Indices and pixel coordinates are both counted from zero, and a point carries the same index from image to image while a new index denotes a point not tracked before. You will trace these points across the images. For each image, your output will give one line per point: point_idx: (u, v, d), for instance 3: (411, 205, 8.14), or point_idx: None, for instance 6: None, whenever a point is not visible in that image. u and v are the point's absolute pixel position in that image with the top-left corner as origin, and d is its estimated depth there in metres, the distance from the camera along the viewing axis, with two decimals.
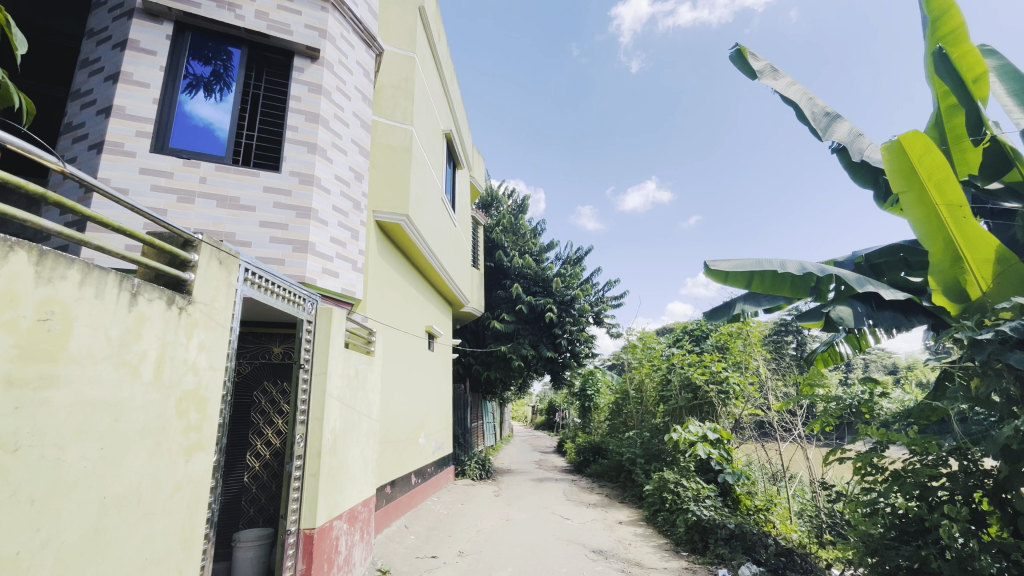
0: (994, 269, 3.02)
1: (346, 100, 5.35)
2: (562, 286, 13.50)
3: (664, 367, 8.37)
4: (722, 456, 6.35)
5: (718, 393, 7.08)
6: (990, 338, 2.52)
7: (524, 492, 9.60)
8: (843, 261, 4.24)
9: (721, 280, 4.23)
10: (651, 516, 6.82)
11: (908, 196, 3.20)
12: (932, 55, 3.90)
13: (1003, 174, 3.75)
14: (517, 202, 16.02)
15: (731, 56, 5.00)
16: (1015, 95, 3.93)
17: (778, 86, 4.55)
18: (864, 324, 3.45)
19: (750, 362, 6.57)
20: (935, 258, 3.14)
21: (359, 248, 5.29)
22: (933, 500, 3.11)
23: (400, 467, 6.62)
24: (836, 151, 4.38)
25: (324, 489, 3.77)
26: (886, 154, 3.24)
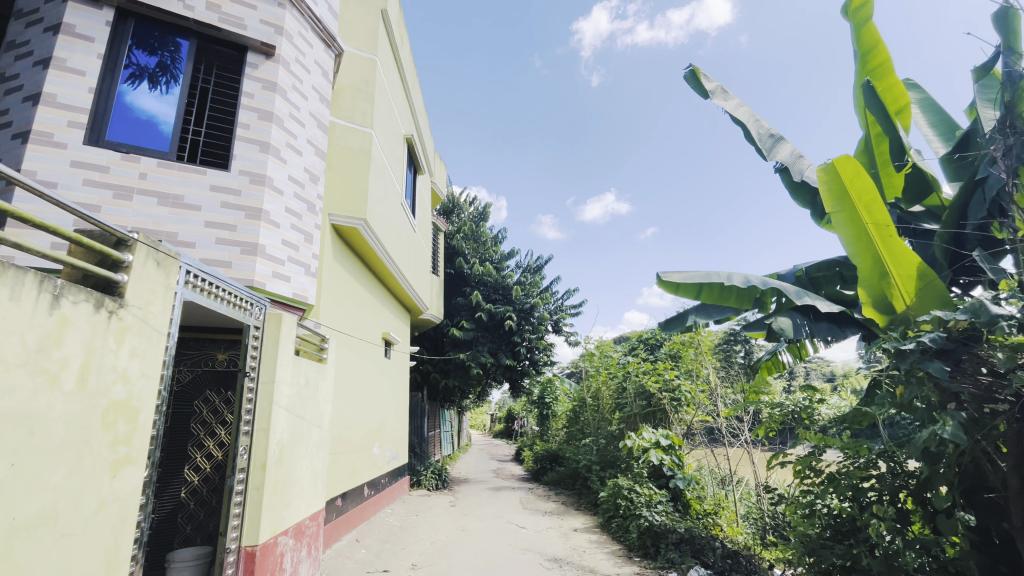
0: (917, 284, 3.23)
1: (302, 99, 5.19)
2: (521, 294, 13.58)
3: (620, 374, 8.54)
4: (673, 462, 6.53)
5: (671, 400, 7.30)
6: (913, 348, 2.60)
7: (481, 501, 9.49)
8: (785, 275, 4.47)
9: (674, 291, 4.41)
10: (605, 523, 6.91)
11: (841, 215, 3.42)
12: (861, 87, 4.20)
13: (922, 197, 4.09)
14: (478, 209, 16.00)
15: (685, 77, 5.21)
16: (935, 126, 4.30)
17: (727, 107, 4.78)
18: (802, 334, 3.65)
19: (700, 370, 6.78)
20: (866, 275, 3.35)
21: (312, 252, 5.12)
22: (864, 500, 3.30)
23: (352, 478, 6.40)
24: (778, 171, 4.63)
25: (268, 503, 3.58)
26: (822, 176, 3.46)
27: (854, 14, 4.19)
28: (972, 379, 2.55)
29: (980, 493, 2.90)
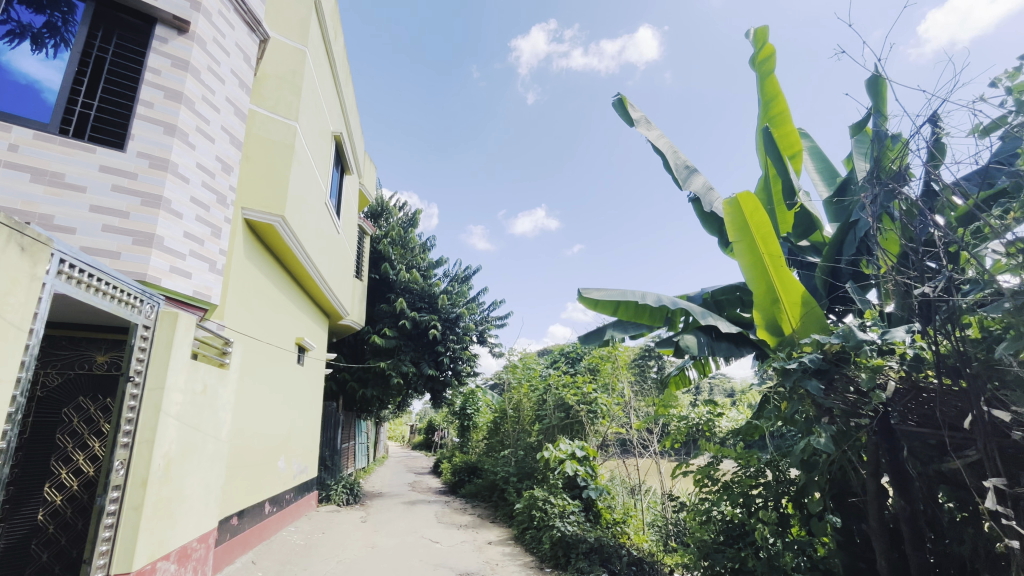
0: (801, 310, 3.60)
1: (218, 83, 4.81)
2: (448, 304, 13.45)
3: (541, 387, 8.68)
4: (587, 472, 6.73)
5: (587, 412, 7.56)
6: (796, 367, 2.83)
7: (393, 516, 9.15)
8: (693, 296, 4.82)
9: (593, 306, 4.62)
10: (519, 535, 6.95)
11: (741, 245, 3.76)
12: (762, 131, 4.69)
13: (809, 233, 4.60)
14: (408, 215, 15.69)
15: (613, 104, 5.49)
16: (821, 172, 4.87)
17: (649, 136, 5.10)
18: (704, 352, 3.93)
19: (616, 384, 7.08)
20: (760, 300, 3.69)
21: (219, 247, 4.72)
22: (753, 506, 3.62)
23: (252, 494, 5.90)
24: (691, 200, 4.99)
25: (149, 523, 3.22)
26: (727, 208, 3.79)
27: (760, 66, 4.67)
28: (842, 397, 2.87)
29: (846, 497, 3.25)
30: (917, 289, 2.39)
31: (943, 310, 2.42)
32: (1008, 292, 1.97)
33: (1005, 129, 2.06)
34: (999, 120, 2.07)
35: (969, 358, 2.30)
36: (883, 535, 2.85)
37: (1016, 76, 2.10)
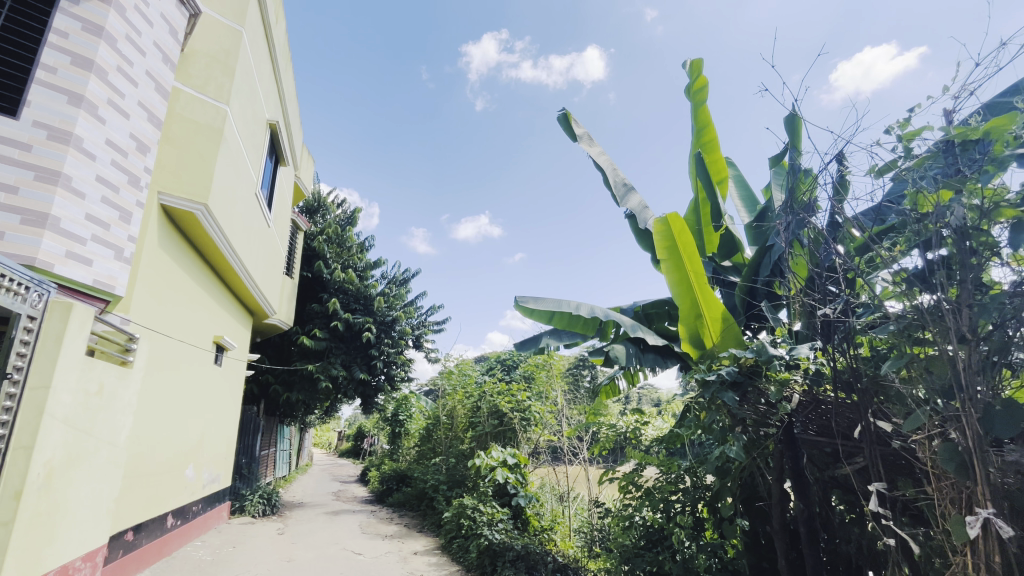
0: (721, 325, 3.83)
1: (138, 54, 4.40)
2: (384, 306, 13.08)
3: (476, 394, 8.62)
4: (517, 480, 6.75)
5: (521, 420, 7.62)
6: (715, 379, 2.98)
7: (314, 528, 8.69)
8: (626, 309, 5.00)
9: (528, 316, 4.73)
10: (446, 544, 6.85)
11: (668, 262, 3.96)
12: (694, 156, 4.98)
13: (732, 254, 4.93)
14: (346, 213, 15.16)
15: (558, 118, 5.63)
16: (744, 199, 5.25)
17: (591, 152, 5.27)
18: (632, 363, 4.07)
19: (550, 392, 7.19)
20: (685, 315, 3.90)
21: (128, 234, 4.29)
22: (672, 510, 3.79)
23: (152, 507, 5.37)
24: (627, 217, 5.20)
25: (21, 541, 2.84)
26: (657, 227, 3.99)
27: (694, 95, 4.98)
28: (753, 407, 3.03)
29: (753, 501, 3.44)
30: (820, 310, 2.62)
31: (840, 330, 2.67)
32: (893, 315, 2.21)
33: (895, 171, 2.32)
34: (891, 163, 2.32)
35: (860, 374, 2.55)
36: (783, 536, 3.08)
37: (905, 125, 2.37)
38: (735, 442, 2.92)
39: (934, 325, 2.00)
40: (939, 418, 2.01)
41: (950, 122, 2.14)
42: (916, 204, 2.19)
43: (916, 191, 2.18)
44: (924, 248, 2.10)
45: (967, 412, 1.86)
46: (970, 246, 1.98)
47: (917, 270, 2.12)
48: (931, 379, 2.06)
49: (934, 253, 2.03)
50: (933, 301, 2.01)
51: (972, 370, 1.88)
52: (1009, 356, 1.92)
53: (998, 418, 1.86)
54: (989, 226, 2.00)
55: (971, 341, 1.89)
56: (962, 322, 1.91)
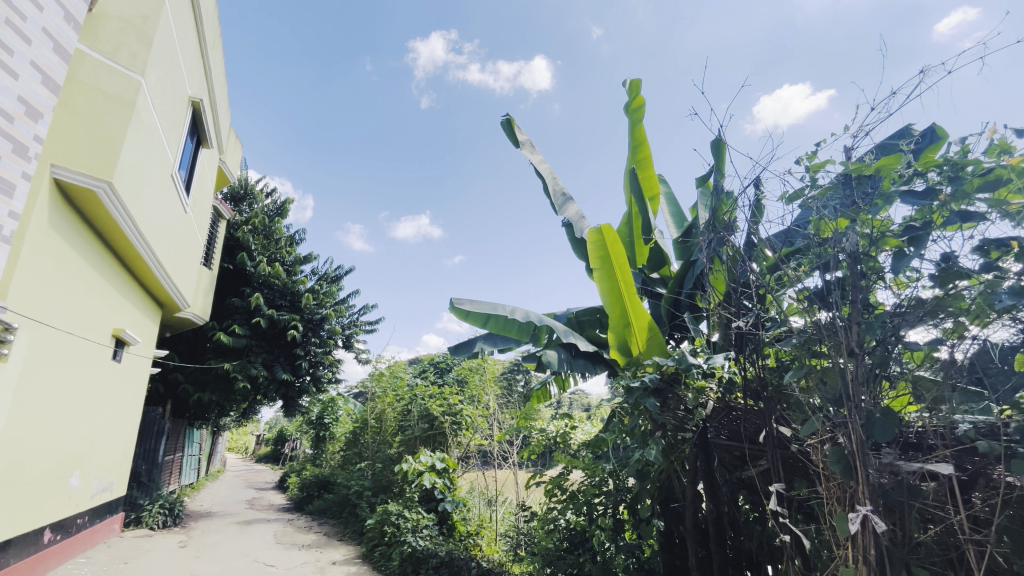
0: (647, 334, 3.98)
1: (32, 8, 3.89)
2: (313, 303, 12.46)
3: (406, 397, 8.37)
4: (444, 485, 6.63)
5: (451, 423, 7.55)
6: (637, 386, 3.07)
7: (222, 539, 8.05)
8: (560, 315, 5.09)
9: (463, 318, 4.73)
10: (368, 552, 6.61)
11: (600, 271, 4.10)
12: (629, 172, 5.19)
13: (661, 267, 5.17)
14: (276, 203, 14.34)
15: (501, 123, 5.65)
16: (674, 216, 5.53)
17: (532, 159, 5.34)
18: (563, 368, 4.14)
19: (482, 396, 7.18)
20: (614, 323, 4.03)
21: (10, 210, 3.76)
22: (594, 513, 3.95)
23: (24, 520, 4.73)
24: (565, 225, 5.32)
25: None
26: (592, 237, 4.12)
27: (632, 113, 5.19)
28: (673, 413, 3.14)
29: (669, 503, 3.56)
30: (735, 323, 2.84)
31: (752, 342, 2.88)
32: (796, 330, 2.41)
33: (803, 199, 2.54)
34: (800, 191, 2.54)
35: (766, 383, 2.77)
36: (694, 535, 3.25)
37: (813, 158, 2.60)
38: (655, 446, 3.07)
39: (830, 340, 2.20)
40: (830, 424, 2.21)
41: (849, 158, 2.37)
42: (819, 230, 2.41)
43: (819, 219, 2.41)
44: (823, 270, 2.32)
45: (853, 418, 2.06)
46: (861, 270, 2.20)
47: (818, 289, 2.34)
48: (825, 389, 2.27)
49: (832, 274, 2.25)
50: (829, 317, 2.22)
51: (858, 381, 2.08)
52: (889, 369, 2.15)
53: (878, 425, 2.08)
54: (876, 253, 2.25)
55: (858, 355, 2.09)
56: (852, 337, 2.11)
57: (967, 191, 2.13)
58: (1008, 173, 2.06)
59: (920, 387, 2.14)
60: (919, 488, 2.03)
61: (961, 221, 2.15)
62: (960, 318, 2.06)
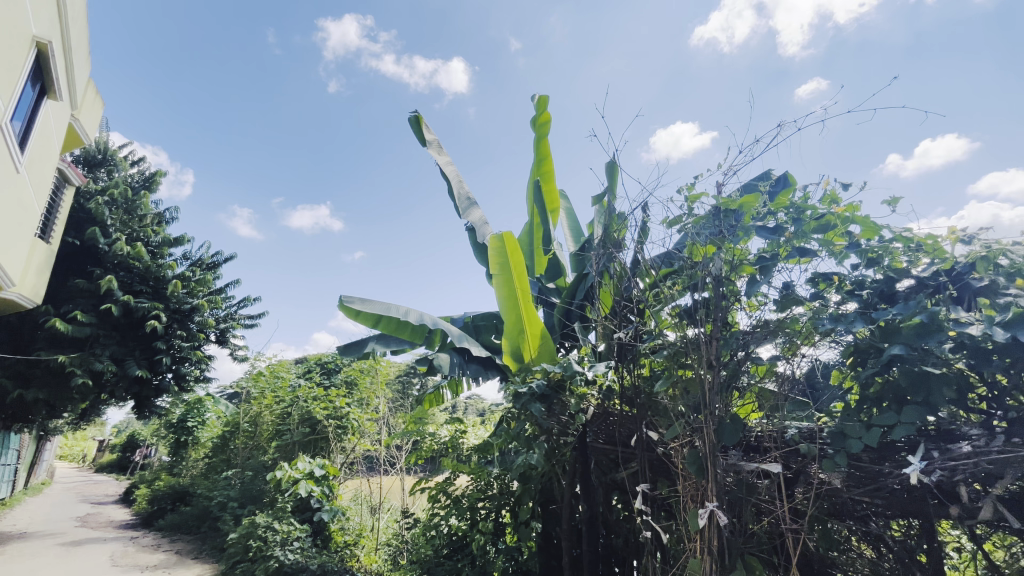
0: (539, 342, 4.11)
1: None
2: (181, 292, 11.08)
3: (286, 399, 7.57)
4: (322, 494, 6.15)
5: (335, 428, 7.03)
6: (525, 391, 3.14)
7: (38, 564, 6.74)
8: (457, 318, 5.05)
9: (353, 317, 4.50)
10: (229, 570, 5.99)
11: (500, 277, 4.15)
12: (532, 184, 5.35)
13: (557, 278, 5.32)
14: (143, 175, 12.61)
15: (409, 119, 5.51)
16: (572, 231, 5.79)
17: (439, 160, 5.27)
18: (455, 372, 4.11)
19: (372, 400, 7.02)
20: (509, 330, 4.08)
21: None
22: (476, 517, 4.03)
23: None
24: (467, 230, 5.31)
25: None
26: (493, 243, 4.17)
27: (539, 128, 5.37)
28: (557, 418, 3.28)
29: (548, 505, 3.67)
30: (617, 334, 3.03)
31: (630, 353, 3.09)
32: (667, 343, 2.64)
33: (681, 225, 2.79)
34: (679, 217, 2.79)
35: (639, 391, 3.00)
36: (570, 535, 3.40)
37: (691, 189, 2.87)
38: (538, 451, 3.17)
39: (695, 353, 2.44)
40: (689, 428, 2.45)
41: (720, 192, 2.65)
42: (692, 254, 2.65)
43: (693, 243, 2.66)
44: (693, 290, 2.57)
45: (707, 424, 2.31)
46: (723, 292, 2.47)
47: (688, 307, 2.58)
48: (688, 397, 2.50)
49: (699, 295, 2.50)
50: (695, 333, 2.47)
51: (714, 390, 2.34)
52: (739, 380, 2.43)
53: (726, 429, 2.34)
54: (736, 278, 2.55)
55: (715, 367, 2.35)
56: (711, 352, 2.37)
57: (806, 231, 2.51)
58: (835, 220, 2.47)
59: (762, 396, 2.46)
60: (754, 485, 2.32)
61: (800, 256, 2.53)
62: (794, 338, 2.40)
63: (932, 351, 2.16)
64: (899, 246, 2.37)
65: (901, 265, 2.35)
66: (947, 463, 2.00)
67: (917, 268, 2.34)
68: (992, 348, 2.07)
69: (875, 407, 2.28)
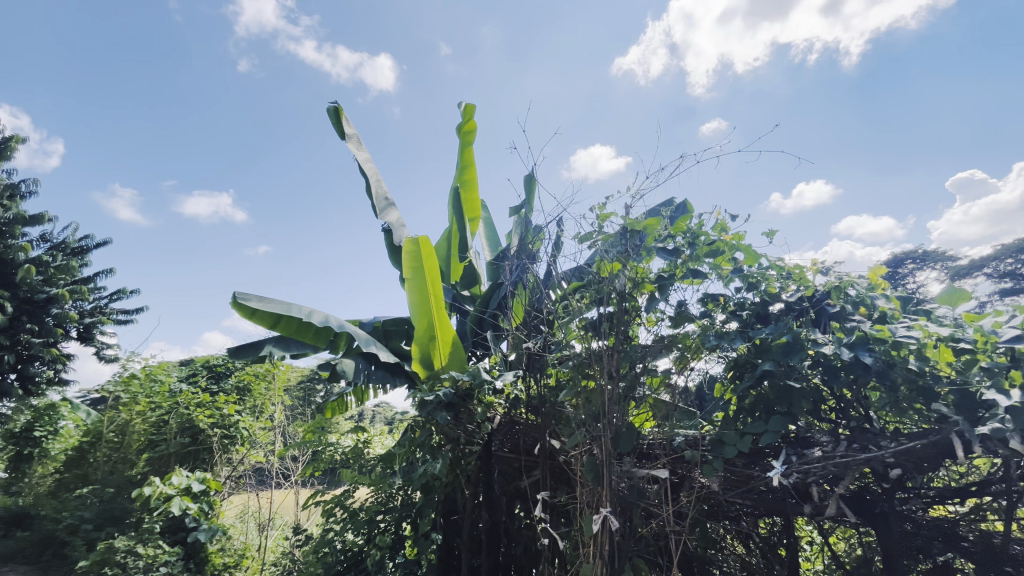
0: (450, 350, 4.05)
1: None
2: (36, 279, 9.53)
3: (164, 406, 6.67)
4: (200, 511, 5.46)
5: (221, 438, 6.27)
6: (431, 399, 3.06)
7: None
8: (365, 322, 4.83)
9: (248, 316, 4.13)
10: None
11: (413, 282, 4.04)
12: (453, 191, 5.31)
13: (472, 286, 5.28)
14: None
15: (327, 110, 5.23)
16: (490, 241, 5.83)
17: (357, 156, 5.06)
18: (359, 379, 3.92)
19: (266, 407, 6.75)
20: (419, 336, 3.98)
21: None
22: (375, 531, 3.87)
23: None
24: (383, 230, 5.13)
25: None
26: (408, 246, 4.07)
27: (463, 135, 5.36)
28: (463, 427, 3.22)
29: (450, 516, 3.63)
30: (526, 343, 3.08)
31: (538, 363, 3.15)
32: (572, 354, 2.73)
33: (592, 241, 2.91)
34: (590, 233, 2.90)
35: (544, 401, 3.09)
36: (470, 546, 3.37)
37: (603, 208, 3.00)
38: (440, 461, 3.10)
39: (597, 365, 2.56)
40: (588, 436, 2.55)
41: (628, 214, 2.80)
42: (600, 269, 2.77)
43: (602, 259, 2.79)
44: (599, 304, 2.68)
45: (605, 433, 2.44)
46: (625, 307, 2.61)
47: (593, 319, 2.69)
48: (588, 407, 2.59)
49: (604, 309, 2.62)
50: (599, 345, 2.58)
51: (612, 401, 2.47)
52: (636, 391, 2.57)
53: (622, 438, 2.49)
54: (637, 295, 2.70)
55: (615, 378, 2.48)
56: (612, 363, 2.51)
57: (699, 255, 2.75)
58: (724, 246, 2.73)
59: (655, 407, 2.62)
60: (644, 490, 2.49)
61: (693, 277, 2.76)
62: (684, 352, 2.59)
63: (795, 368, 2.45)
64: (774, 273, 2.67)
65: (774, 290, 2.65)
66: (802, 467, 2.27)
67: (787, 293, 2.66)
68: (841, 366, 2.41)
69: (749, 417, 2.54)
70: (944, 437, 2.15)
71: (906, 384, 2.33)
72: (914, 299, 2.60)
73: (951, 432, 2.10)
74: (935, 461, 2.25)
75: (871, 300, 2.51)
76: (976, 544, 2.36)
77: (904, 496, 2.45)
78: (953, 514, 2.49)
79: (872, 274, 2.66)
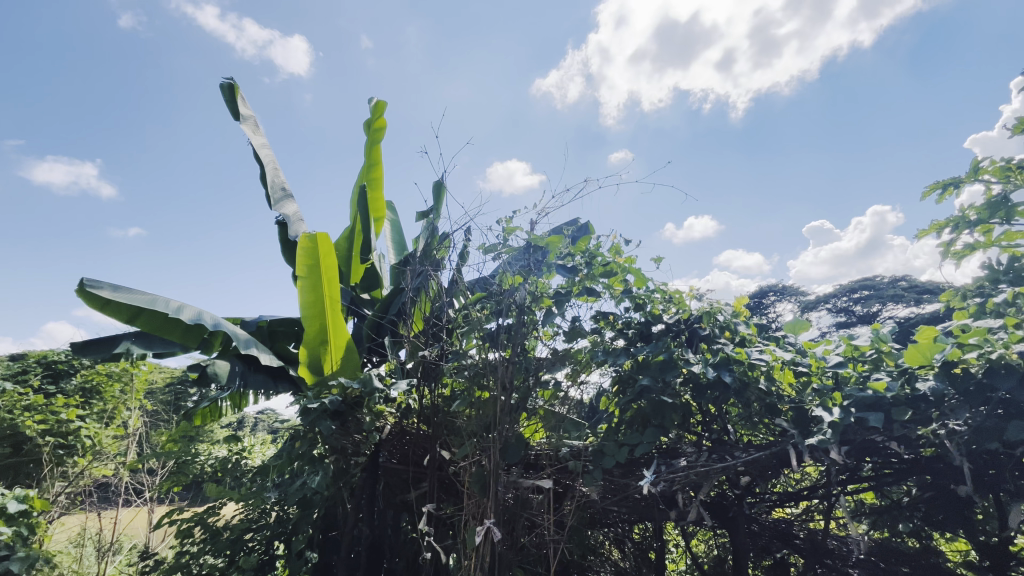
0: (342, 354, 3.83)
1: None
2: None
3: None
4: (14, 536, 4.52)
5: (55, 449, 5.28)
6: (316, 406, 2.84)
7: None
8: (248, 321, 4.41)
9: (100, 306, 3.58)
10: None
11: (305, 280, 3.78)
12: (358, 188, 5.09)
13: (372, 289, 5.07)
14: None
15: (221, 86, 4.75)
16: (395, 243, 5.65)
17: (253, 140, 4.65)
18: (233, 383, 3.55)
19: (119, 413, 5.86)
20: (309, 337, 3.72)
21: None
22: (240, 552, 3.49)
23: None
24: (277, 223, 4.74)
25: None
26: (303, 242, 3.82)
27: (372, 132, 5.18)
28: (349, 436, 3.03)
29: (329, 532, 3.43)
30: (423, 351, 3.02)
31: (433, 372, 3.09)
32: (470, 363, 2.69)
33: (496, 253, 2.93)
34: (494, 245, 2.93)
35: (437, 411, 3.04)
36: (348, 563, 3.18)
37: (508, 221, 3.05)
38: (321, 472, 2.90)
39: (492, 376, 2.59)
40: (478, 447, 2.57)
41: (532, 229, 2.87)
42: (501, 281, 2.80)
43: (504, 271, 2.82)
44: (498, 315, 2.72)
45: (494, 444, 2.48)
46: (524, 319, 2.67)
47: (492, 331, 2.70)
48: (481, 417, 2.60)
49: (503, 320, 2.65)
50: (495, 357, 2.61)
51: (504, 411, 2.53)
52: (528, 402, 2.63)
53: (511, 448, 2.54)
54: (536, 308, 2.75)
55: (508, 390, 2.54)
56: (506, 375, 2.56)
57: (595, 274, 2.90)
58: (617, 268, 2.91)
59: (546, 418, 2.68)
60: (529, 499, 2.55)
61: (588, 294, 2.88)
62: (576, 366, 2.70)
63: (670, 385, 2.66)
64: (658, 296, 2.89)
65: (657, 311, 2.88)
66: (669, 475, 2.47)
67: (668, 315, 2.89)
68: (706, 384, 2.67)
69: (628, 428, 2.71)
70: (782, 448, 2.48)
71: (758, 401, 2.65)
72: (768, 326, 2.97)
73: (788, 444, 2.42)
74: (776, 469, 2.57)
75: (735, 326, 2.80)
76: (805, 542, 2.73)
77: (752, 500, 2.76)
78: (790, 515, 2.86)
79: (737, 302, 2.98)
